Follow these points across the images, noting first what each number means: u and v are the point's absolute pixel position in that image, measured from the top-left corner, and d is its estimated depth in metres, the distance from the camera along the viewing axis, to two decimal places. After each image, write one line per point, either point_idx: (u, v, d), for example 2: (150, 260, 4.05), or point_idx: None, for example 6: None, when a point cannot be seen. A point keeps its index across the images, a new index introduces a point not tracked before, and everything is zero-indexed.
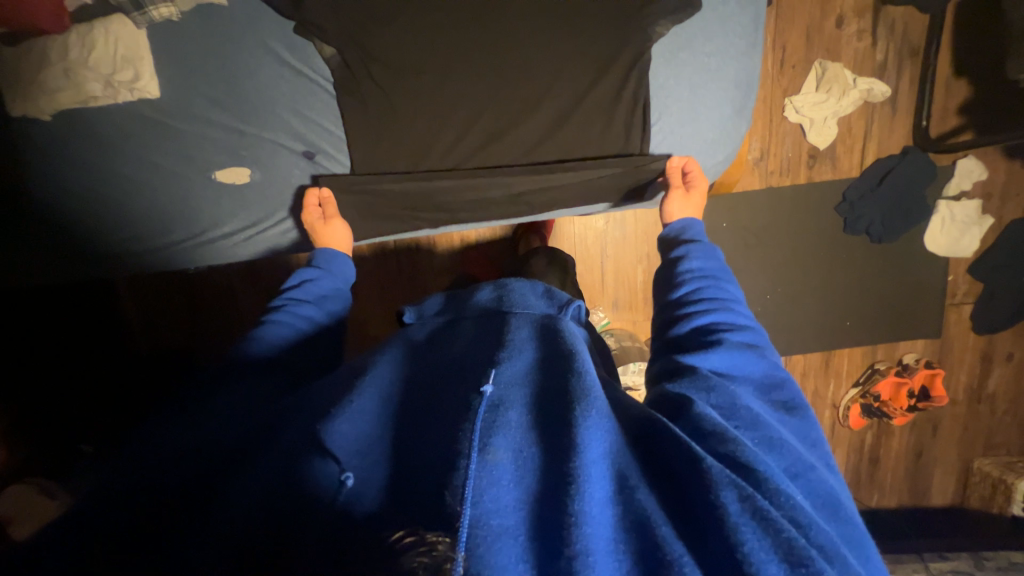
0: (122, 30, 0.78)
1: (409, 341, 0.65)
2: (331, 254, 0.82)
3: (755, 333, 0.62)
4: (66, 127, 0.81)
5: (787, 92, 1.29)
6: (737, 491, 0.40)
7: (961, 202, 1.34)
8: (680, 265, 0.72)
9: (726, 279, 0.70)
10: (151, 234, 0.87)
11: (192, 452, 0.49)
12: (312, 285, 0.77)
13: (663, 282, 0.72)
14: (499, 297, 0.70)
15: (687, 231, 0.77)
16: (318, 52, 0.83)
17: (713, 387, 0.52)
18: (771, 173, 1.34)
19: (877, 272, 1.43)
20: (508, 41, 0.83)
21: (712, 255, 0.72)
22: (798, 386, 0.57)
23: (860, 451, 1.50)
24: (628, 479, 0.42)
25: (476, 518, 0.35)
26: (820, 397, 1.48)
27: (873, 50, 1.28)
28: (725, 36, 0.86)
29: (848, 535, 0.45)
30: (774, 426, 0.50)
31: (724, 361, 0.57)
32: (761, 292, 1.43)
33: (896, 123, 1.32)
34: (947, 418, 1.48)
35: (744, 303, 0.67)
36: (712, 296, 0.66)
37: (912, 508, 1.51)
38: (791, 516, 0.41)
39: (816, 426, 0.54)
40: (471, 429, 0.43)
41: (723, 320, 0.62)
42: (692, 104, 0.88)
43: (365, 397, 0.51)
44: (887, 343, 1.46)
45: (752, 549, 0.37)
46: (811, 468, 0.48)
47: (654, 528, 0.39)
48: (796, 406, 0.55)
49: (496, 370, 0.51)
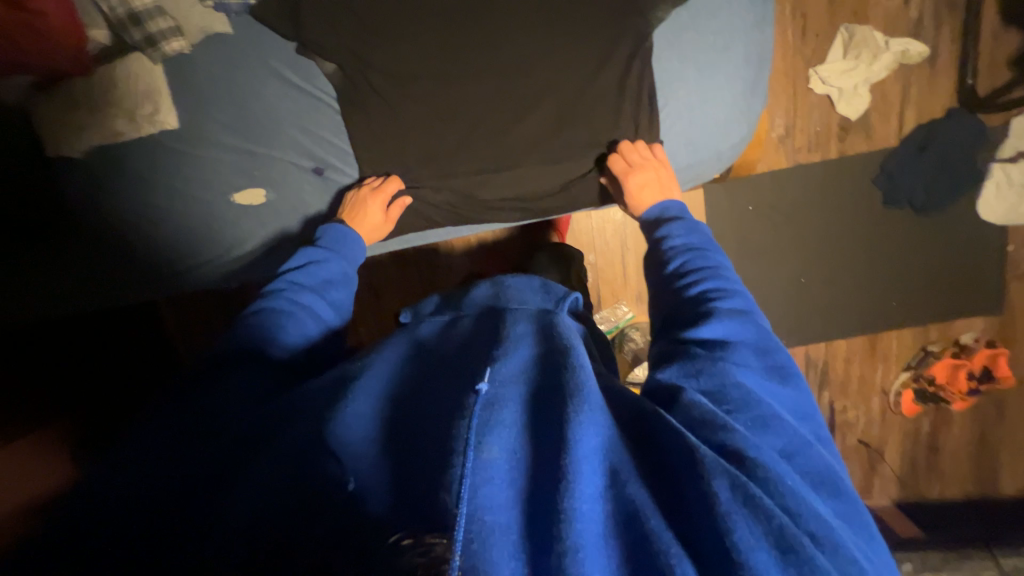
0: (140, 67, 0.82)
1: (414, 338, 0.66)
2: (342, 234, 0.83)
3: (745, 299, 0.60)
4: (98, 164, 0.86)
5: (810, 62, 1.21)
6: (728, 479, 0.39)
7: (1017, 164, 1.22)
8: (665, 244, 0.71)
9: (713, 249, 0.68)
10: (177, 258, 0.91)
11: (204, 451, 0.51)
12: (318, 269, 0.78)
13: (653, 265, 0.71)
14: (496, 293, 0.72)
15: (669, 211, 0.75)
16: (320, 71, 0.85)
17: (701, 369, 0.51)
18: (798, 149, 1.27)
19: (926, 246, 1.32)
20: (506, 41, 0.82)
21: (696, 229, 0.71)
22: (789, 352, 0.55)
23: (916, 439, 1.40)
24: (618, 475, 0.41)
25: (473, 513, 0.36)
26: (868, 383, 1.39)
27: (905, 7, 1.18)
28: (729, 12, 0.82)
29: (847, 512, 0.44)
30: (767, 402, 0.48)
31: (715, 333, 0.55)
32: (795, 275, 1.35)
33: (937, 84, 1.21)
34: (1015, 400, 1.36)
35: (732, 270, 0.66)
36: (700, 266, 0.65)
37: (980, 501, 1.39)
38: (782, 504, 0.40)
39: (808, 397, 0.53)
40: (467, 426, 0.42)
41: (713, 287, 0.61)
42: (700, 86, 0.84)
43: (363, 399, 0.51)
44: (940, 322, 1.35)
45: (741, 536, 0.36)
46: (810, 445, 0.46)
47: (644, 522, 0.38)
48: (789, 373, 0.54)
49: (493, 367, 0.50)
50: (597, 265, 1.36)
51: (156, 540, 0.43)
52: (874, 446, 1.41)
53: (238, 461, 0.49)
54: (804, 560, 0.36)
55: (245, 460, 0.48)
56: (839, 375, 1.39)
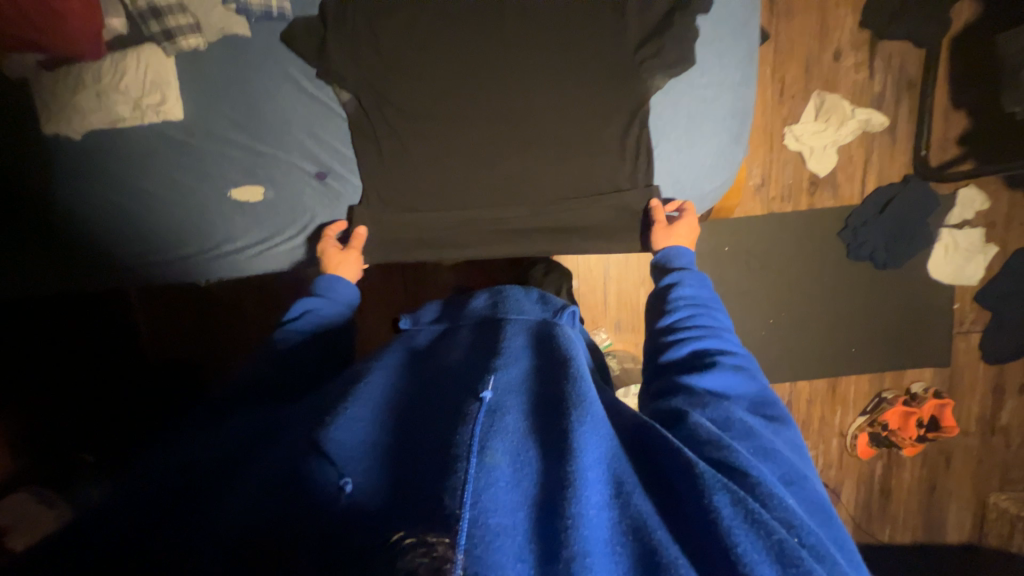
0: (153, 58, 0.83)
1: (410, 347, 0.68)
2: (333, 280, 0.84)
3: (745, 359, 0.65)
4: (94, 146, 0.85)
5: (787, 121, 1.32)
6: (730, 495, 0.42)
7: (963, 231, 1.35)
8: (672, 292, 0.76)
9: (717, 308, 0.74)
10: (164, 249, 0.90)
11: (190, 466, 0.51)
12: (315, 315, 0.78)
13: (657, 307, 0.76)
14: (494, 303, 0.74)
15: (678, 261, 0.82)
16: (335, 96, 0.88)
17: (707, 403, 0.55)
18: (772, 199, 1.36)
19: (883, 299, 1.42)
20: (512, 71, 0.86)
21: (704, 286, 0.77)
22: (787, 411, 0.59)
23: (870, 481, 1.46)
24: (623, 486, 0.43)
25: (475, 518, 0.35)
26: (827, 425, 1.46)
27: (870, 81, 1.31)
28: (720, 69, 0.90)
29: (837, 538, 0.47)
30: (767, 436, 0.52)
31: (718, 382, 0.59)
32: (764, 316, 1.43)
33: (896, 152, 1.34)
34: (959, 449, 1.45)
35: (733, 331, 0.71)
36: (704, 323, 0.70)
37: (927, 545, 1.46)
38: (783, 518, 0.42)
39: (795, 431, 0.58)
40: (470, 433, 0.43)
41: (716, 345, 0.65)
42: (689, 132, 0.91)
43: (362, 405, 0.51)
44: (894, 371, 1.44)
45: (746, 549, 0.38)
46: (804, 477, 0.50)
47: (650, 533, 0.40)
48: (782, 421, 0.58)
49: (494, 378, 0.51)
50: (579, 291, 1.40)
51: (141, 540, 0.44)
52: (831, 486, 1.47)
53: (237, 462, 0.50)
54: (807, 574, 0.37)
55: (236, 469, 0.50)
56: (800, 414, 1.46)
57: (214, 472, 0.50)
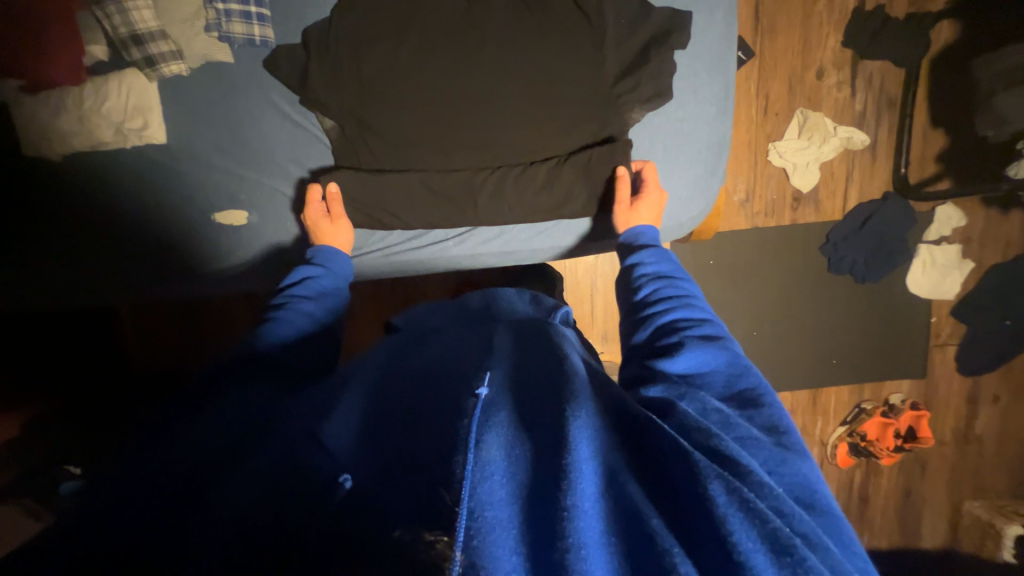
0: (135, 83, 0.83)
1: (395, 345, 0.69)
2: (331, 252, 0.84)
3: (715, 326, 0.65)
4: (76, 168, 0.85)
5: (770, 137, 1.34)
6: (724, 483, 0.42)
7: (940, 247, 1.38)
8: (635, 272, 0.76)
9: (682, 278, 0.74)
10: (149, 258, 0.89)
11: (186, 456, 0.49)
12: (313, 283, 0.79)
13: (624, 289, 0.76)
14: (487, 303, 0.77)
15: (640, 238, 0.81)
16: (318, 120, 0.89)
17: (684, 392, 0.55)
18: (757, 214, 1.38)
19: (863, 312, 1.45)
20: (495, 95, 0.87)
21: (665, 258, 0.77)
22: (759, 373, 0.58)
23: (850, 490, 1.49)
24: (617, 474, 0.44)
25: (473, 510, 0.37)
26: (809, 435, 1.49)
27: (852, 100, 1.33)
28: (696, 104, 0.92)
29: (822, 523, 0.45)
30: (744, 423, 0.51)
31: (689, 362, 0.60)
32: (748, 328, 1.45)
33: (876, 169, 1.37)
34: (935, 458, 1.48)
35: (700, 297, 0.72)
36: (669, 294, 0.70)
37: (903, 551, 1.50)
38: (775, 506, 0.42)
39: (782, 412, 0.54)
40: (467, 427, 0.44)
41: (683, 317, 0.66)
42: (665, 165, 0.94)
43: (348, 408, 0.54)
44: (873, 382, 1.47)
45: (741, 538, 0.38)
46: (785, 461, 0.49)
47: (646, 521, 0.40)
48: (764, 394, 0.56)
49: (488, 374, 0.52)
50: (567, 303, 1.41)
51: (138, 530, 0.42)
52: None
53: (232, 454, 0.50)
54: (800, 562, 0.37)
55: (232, 462, 0.49)
56: None
57: (213, 460, 0.49)
